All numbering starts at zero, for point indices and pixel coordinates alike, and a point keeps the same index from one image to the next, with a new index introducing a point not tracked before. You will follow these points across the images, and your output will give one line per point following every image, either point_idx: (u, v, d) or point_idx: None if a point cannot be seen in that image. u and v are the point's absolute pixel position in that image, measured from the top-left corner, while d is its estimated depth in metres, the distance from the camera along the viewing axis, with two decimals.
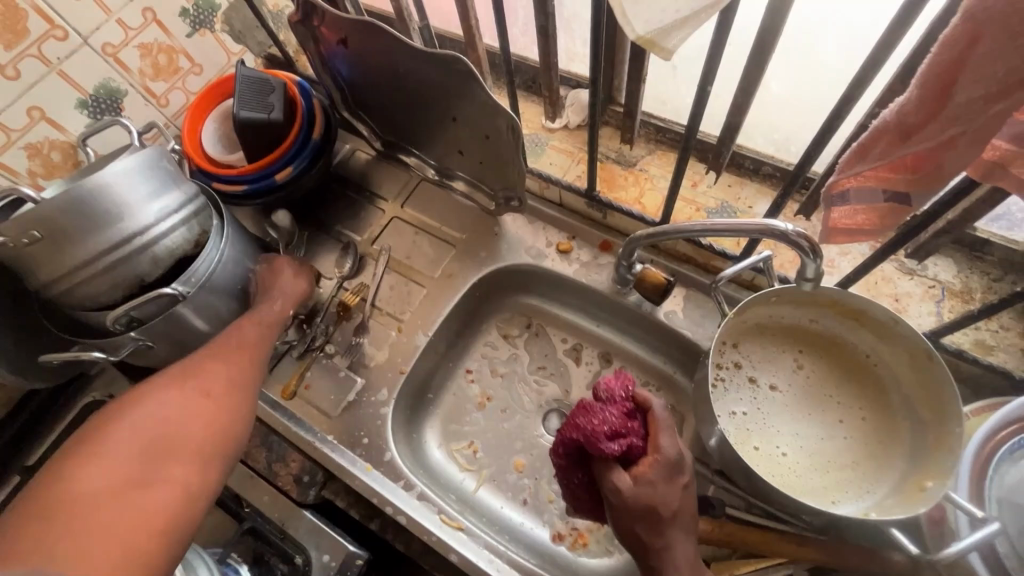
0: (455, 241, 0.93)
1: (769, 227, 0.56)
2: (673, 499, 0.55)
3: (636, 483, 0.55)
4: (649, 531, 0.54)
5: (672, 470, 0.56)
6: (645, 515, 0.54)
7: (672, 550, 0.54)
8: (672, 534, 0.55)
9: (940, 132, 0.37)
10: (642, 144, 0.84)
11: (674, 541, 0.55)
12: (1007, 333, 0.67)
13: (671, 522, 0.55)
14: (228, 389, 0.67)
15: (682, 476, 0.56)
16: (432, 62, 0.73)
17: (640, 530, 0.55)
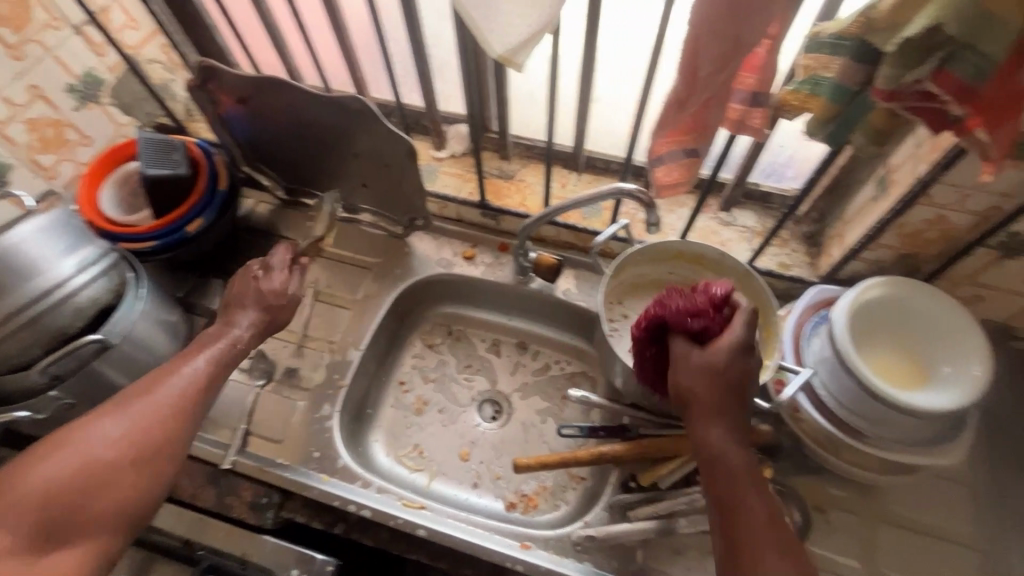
0: (370, 265, 1.03)
1: (617, 189, 0.76)
2: (737, 369, 0.59)
3: (707, 350, 0.61)
4: (705, 393, 0.59)
5: (741, 350, 0.60)
6: (709, 380, 0.59)
7: (722, 416, 0.58)
8: (731, 403, 0.59)
9: (699, 99, 0.58)
10: (517, 160, 1.03)
11: (727, 409, 0.59)
12: (798, 254, 0.92)
13: (733, 389, 0.59)
14: (155, 447, 0.62)
15: (751, 355, 0.60)
16: (331, 108, 0.86)
17: (694, 392, 0.60)
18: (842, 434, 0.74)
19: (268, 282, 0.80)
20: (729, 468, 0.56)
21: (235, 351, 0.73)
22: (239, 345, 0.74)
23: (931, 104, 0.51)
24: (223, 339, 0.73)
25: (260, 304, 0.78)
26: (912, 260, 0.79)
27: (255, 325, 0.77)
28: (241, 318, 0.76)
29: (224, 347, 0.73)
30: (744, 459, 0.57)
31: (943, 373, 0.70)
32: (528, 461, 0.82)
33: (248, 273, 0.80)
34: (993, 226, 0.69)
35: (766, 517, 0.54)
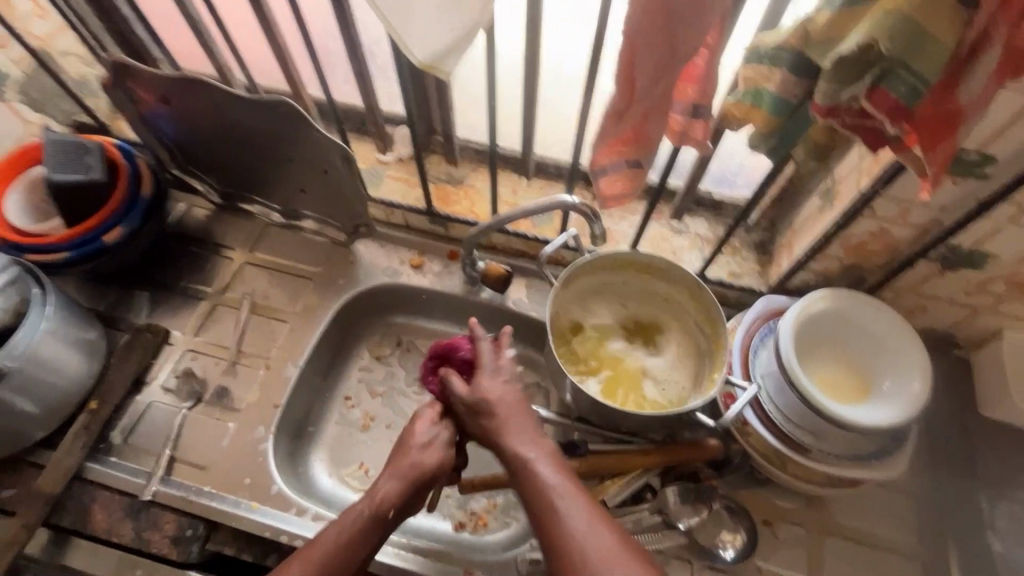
0: (312, 275, 0.97)
1: (561, 202, 0.73)
2: (497, 393, 0.64)
3: (469, 385, 0.65)
4: (481, 415, 0.63)
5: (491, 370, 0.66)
6: (480, 411, 0.63)
7: (507, 435, 0.61)
8: (515, 412, 0.63)
9: (638, 111, 0.55)
10: (466, 164, 0.98)
11: (508, 420, 0.62)
12: (749, 262, 0.91)
13: (496, 409, 0.63)
14: None
15: (504, 375, 0.66)
16: (261, 109, 0.80)
17: (479, 422, 0.64)
18: (790, 451, 0.72)
19: (426, 456, 0.65)
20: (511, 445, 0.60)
21: (375, 527, 0.60)
22: (379, 519, 0.60)
23: (867, 123, 0.49)
24: (365, 504, 0.61)
25: (401, 477, 0.63)
26: (857, 271, 0.78)
27: (393, 489, 0.62)
28: (377, 487, 0.62)
29: (358, 524, 0.59)
30: (519, 437, 0.61)
31: (884, 388, 0.69)
32: (472, 479, 0.79)
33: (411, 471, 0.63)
34: (933, 239, 0.68)
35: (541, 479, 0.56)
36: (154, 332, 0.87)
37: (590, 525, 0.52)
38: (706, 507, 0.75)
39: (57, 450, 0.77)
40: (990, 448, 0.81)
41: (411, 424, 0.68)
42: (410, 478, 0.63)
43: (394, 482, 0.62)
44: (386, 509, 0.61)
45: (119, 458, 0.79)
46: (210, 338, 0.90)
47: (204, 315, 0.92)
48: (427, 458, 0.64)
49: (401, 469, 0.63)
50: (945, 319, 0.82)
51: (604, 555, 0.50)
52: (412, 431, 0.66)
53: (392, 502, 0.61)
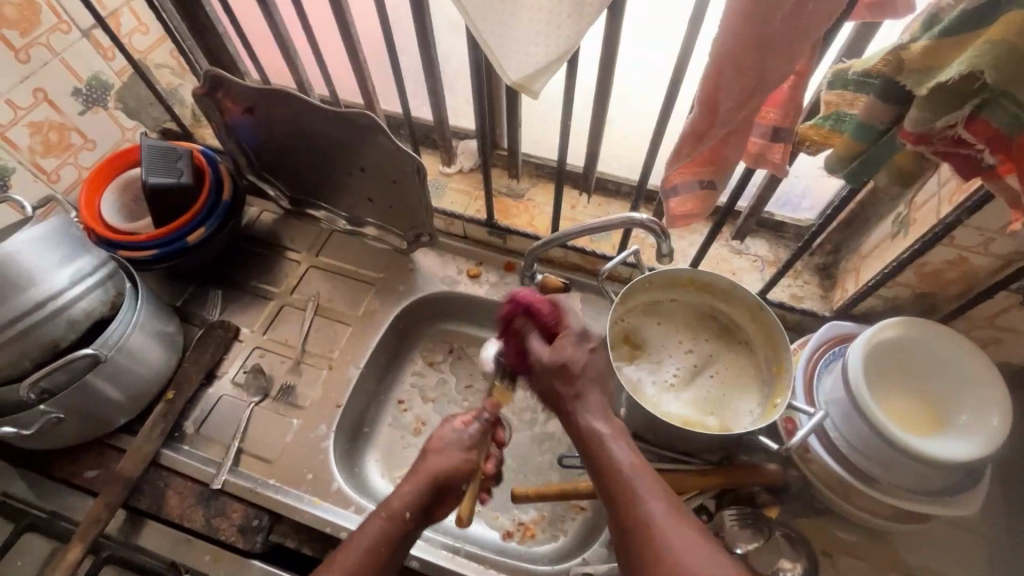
0: (373, 281, 1.01)
1: (629, 219, 0.73)
2: (581, 358, 0.66)
3: (551, 346, 0.68)
4: (566, 377, 0.66)
5: (579, 339, 0.68)
6: (565, 374, 0.66)
7: (584, 403, 0.65)
8: (593, 386, 0.66)
9: (719, 133, 0.56)
10: (526, 179, 1.01)
11: (586, 391, 0.65)
12: (810, 286, 0.89)
13: (578, 378, 0.66)
14: None
15: (590, 343, 0.68)
16: (339, 121, 0.84)
17: (561, 386, 0.66)
18: (853, 479, 0.71)
19: (446, 458, 0.67)
20: (598, 436, 0.62)
21: (395, 529, 0.63)
22: (398, 519, 0.63)
23: (962, 151, 0.49)
24: (382, 509, 0.64)
25: (419, 477, 0.66)
26: (930, 299, 0.77)
27: (410, 491, 0.64)
28: (395, 490, 0.65)
29: (378, 525, 0.63)
30: (606, 432, 0.62)
31: (959, 422, 0.67)
32: (527, 490, 0.80)
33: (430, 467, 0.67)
34: (1016, 270, 0.66)
35: (633, 481, 0.57)
36: (225, 329, 0.92)
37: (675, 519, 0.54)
38: (765, 535, 0.72)
39: (137, 435, 0.82)
40: None
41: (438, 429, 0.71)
42: (428, 478, 0.65)
43: (415, 485, 0.65)
44: (402, 511, 0.63)
45: (192, 446, 0.83)
46: (277, 337, 0.94)
47: (272, 314, 0.97)
48: (444, 462, 0.67)
49: (417, 477, 0.65)
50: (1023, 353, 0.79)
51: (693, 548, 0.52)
52: (434, 435, 0.70)
53: (409, 503, 0.64)
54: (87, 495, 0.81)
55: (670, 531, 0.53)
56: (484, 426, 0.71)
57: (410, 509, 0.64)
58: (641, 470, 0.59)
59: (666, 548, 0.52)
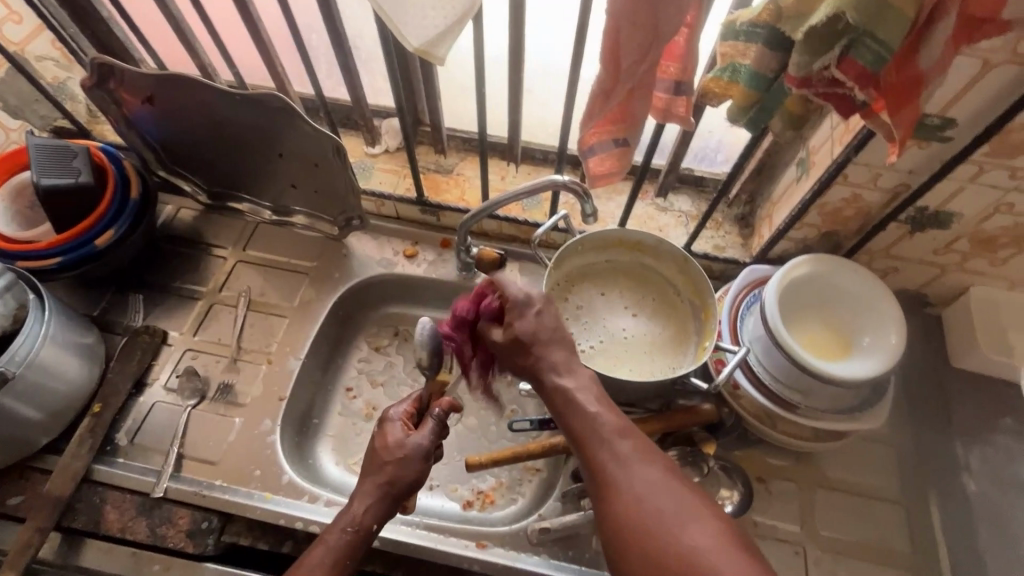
0: (307, 270, 0.98)
1: (551, 181, 0.74)
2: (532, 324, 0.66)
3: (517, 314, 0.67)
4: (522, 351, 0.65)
5: (523, 305, 0.66)
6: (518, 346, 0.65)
7: (546, 361, 0.64)
8: (551, 345, 0.65)
9: (624, 89, 0.58)
10: (454, 153, 1.00)
11: (551, 348, 0.65)
12: (732, 235, 0.94)
13: (544, 341, 0.65)
14: None
15: (534, 306, 0.66)
16: (248, 106, 0.81)
17: (520, 359, 0.66)
18: (778, 408, 0.77)
19: (403, 473, 0.66)
20: (575, 396, 0.62)
21: (361, 540, 0.64)
22: (364, 532, 0.64)
23: (838, 90, 0.53)
24: (349, 524, 0.64)
25: (377, 489, 0.65)
26: (834, 237, 0.83)
27: (373, 506, 0.65)
28: (355, 505, 0.65)
29: (344, 539, 0.63)
30: (582, 392, 0.62)
31: (864, 344, 0.74)
32: (482, 458, 0.81)
33: (377, 454, 0.67)
34: (902, 202, 0.73)
35: (594, 428, 0.59)
36: (152, 334, 0.88)
37: (626, 455, 0.58)
38: (704, 471, 0.78)
39: (63, 453, 0.78)
40: (966, 399, 0.86)
41: (383, 436, 0.68)
42: (388, 493, 0.66)
43: (372, 497, 0.65)
44: (370, 525, 0.64)
45: (127, 458, 0.79)
46: (210, 337, 0.91)
47: (201, 314, 0.93)
48: (398, 470, 0.66)
49: (373, 490, 0.65)
50: (916, 279, 0.87)
51: (643, 482, 0.56)
52: (388, 443, 0.67)
53: (375, 516, 0.65)
54: (15, 522, 0.76)
55: (648, 489, 0.55)
56: (435, 427, 0.68)
57: (374, 523, 0.65)
58: (613, 429, 0.59)
59: (618, 480, 0.56)
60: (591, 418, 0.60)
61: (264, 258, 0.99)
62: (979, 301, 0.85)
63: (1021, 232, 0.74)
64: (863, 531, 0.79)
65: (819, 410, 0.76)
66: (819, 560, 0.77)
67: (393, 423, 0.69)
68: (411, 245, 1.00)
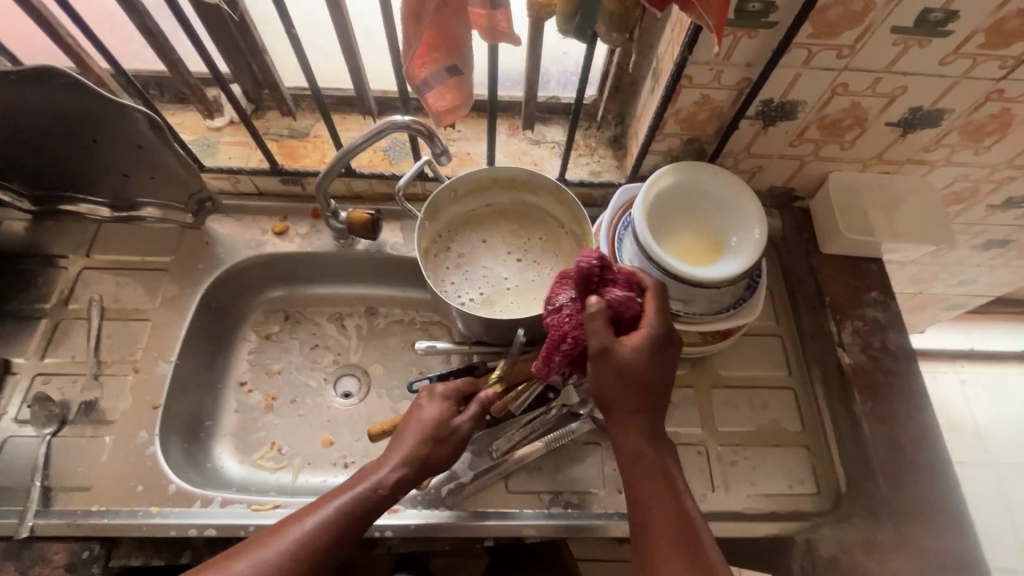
0: (165, 265, 0.89)
1: (390, 122, 0.71)
2: (654, 362, 0.60)
3: (634, 342, 0.59)
4: (625, 382, 0.59)
5: (659, 342, 0.60)
6: (625, 374, 0.59)
7: (633, 419, 0.61)
8: (642, 401, 0.60)
9: (432, 3, 0.54)
10: (307, 115, 0.92)
11: (647, 412, 0.61)
12: (607, 159, 0.93)
13: (644, 391, 0.60)
14: None
15: (670, 351, 0.61)
16: (30, 86, 0.70)
17: (611, 384, 0.59)
18: (662, 319, 0.78)
19: (441, 451, 0.67)
20: (654, 476, 0.60)
21: (381, 506, 0.63)
22: (382, 498, 0.63)
23: None
24: (376, 487, 0.63)
25: (408, 460, 0.65)
26: (697, 143, 0.83)
27: (406, 476, 0.65)
28: (384, 470, 0.64)
29: (369, 500, 0.62)
30: (662, 475, 0.60)
31: (733, 243, 0.75)
32: (384, 425, 0.78)
33: (427, 418, 0.68)
34: (748, 96, 0.73)
35: (658, 524, 0.58)
36: None
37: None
38: None
39: None
40: (838, 280, 0.90)
41: (425, 413, 0.69)
42: (424, 467, 0.66)
43: (407, 463, 0.65)
44: (389, 491, 0.64)
45: None
46: (62, 356, 0.81)
47: (47, 334, 0.83)
48: (439, 448, 0.67)
49: (412, 460, 0.65)
50: (782, 174, 0.89)
51: None
52: (433, 417, 0.68)
53: (400, 483, 0.64)
54: None
55: None
56: (483, 412, 0.70)
57: (397, 494, 0.64)
58: (684, 545, 0.57)
59: None
60: (662, 514, 0.58)
61: (113, 260, 0.89)
62: (838, 186, 0.88)
63: (859, 112, 0.76)
64: (760, 421, 0.84)
65: (700, 314, 0.77)
66: (722, 454, 0.81)
67: (439, 394, 0.71)
68: (281, 220, 0.93)
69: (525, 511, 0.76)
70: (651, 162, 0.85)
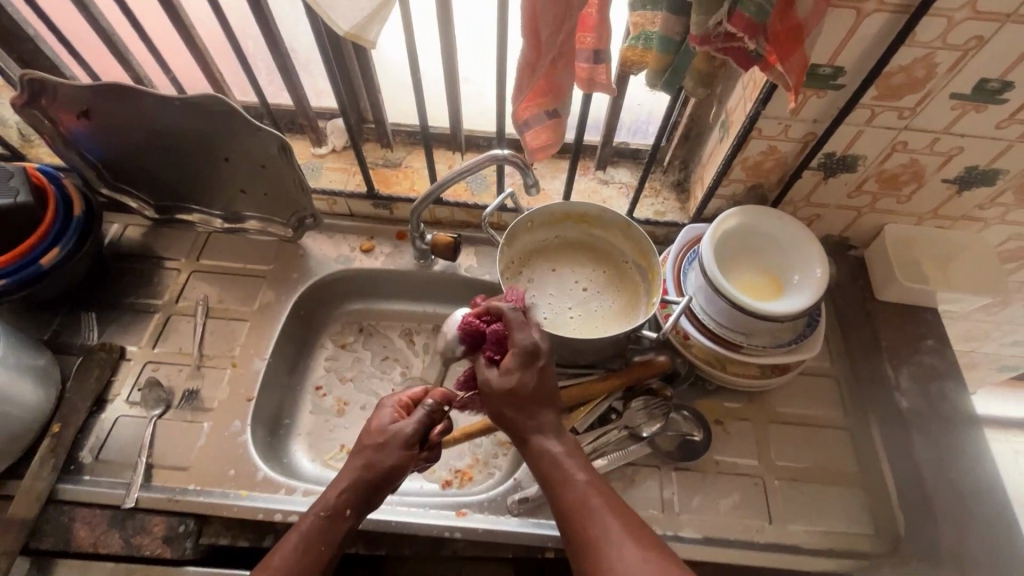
0: (263, 273, 0.98)
1: (493, 156, 0.80)
2: (534, 372, 0.68)
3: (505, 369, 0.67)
4: (517, 391, 0.67)
5: (528, 358, 0.67)
6: (514, 389, 0.67)
7: (535, 424, 0.67)
8: (537, 413, 0.68)
9: (546, 61, 0.62)
10: (401, 147, 1.03)
11: (542, 414, 0.68)
12: (671, 201, 1.00)
13: (532, 397, 0.68)
14: None
15: (540, 362, 0.68)
16: (187, 110, 0.81)
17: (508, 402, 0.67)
18: (727, 350, 0.82)
19: (382, 457, 0.67)
20: (565, 465, 0.65)
21: (335, 526, 0.65)
22: (338, 515, 0.65)
23: (734, 45, 0.58)
24: (319, 507, 0.66)
25: (350, 474, 0.67)
26: (760, 190, 0.89)
27: (344, 491, 0.66)
28: (327, 490, 0.67)
29: (317, 525, 0.64)
30: (572, 462, 0.65)
31: (795, 281, 0.80)
32: (454, 435, 0.83)
33: (361, 431, 0.70)
34: (812, 149, 0.80)
35: (575, 497, 0.63)
36: (108, 350, 0.87)
37: (615, 532, 0.59)
38: (664, 417, 0.84)
39: (24, 477, 0.76)
40: (891, 327, 0.94)
41: (371, 422, 0.71)
42: (363, 478, 0.66)
43: (344, 480, 0.67)
44: (341, 507, 0.65)
45: (92, 475, 0.78)
46: (170, 347, 0.90)
47: (158, 326, 0.92)
48: (379, 455, 0.67)
49: (346, 477, 0.66)
50: (838, 223, 0.95)
51: (630, 558, 0.57)
52: (372, 428, 0.69)
53: (348, 500, 0.66)
54: None
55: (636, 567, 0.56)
56: (421, 417, 0.69)
57: (348, 506, 0.66)
58: (602, 504, 0.62)
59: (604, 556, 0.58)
60: (576, 489, 0.63)
61: (219, 265, 0.99)
62: (893, 238, 0.93)
63: (917, 169, 0.82)
64: (815, 458, 0.86)
65: (764, 347, 0.81)
66: (779, 488, 0.83)
67: (383, 409, 0.71)
68: (368, 239, 1.02)
69: None
70: (713, 205, 0.92)
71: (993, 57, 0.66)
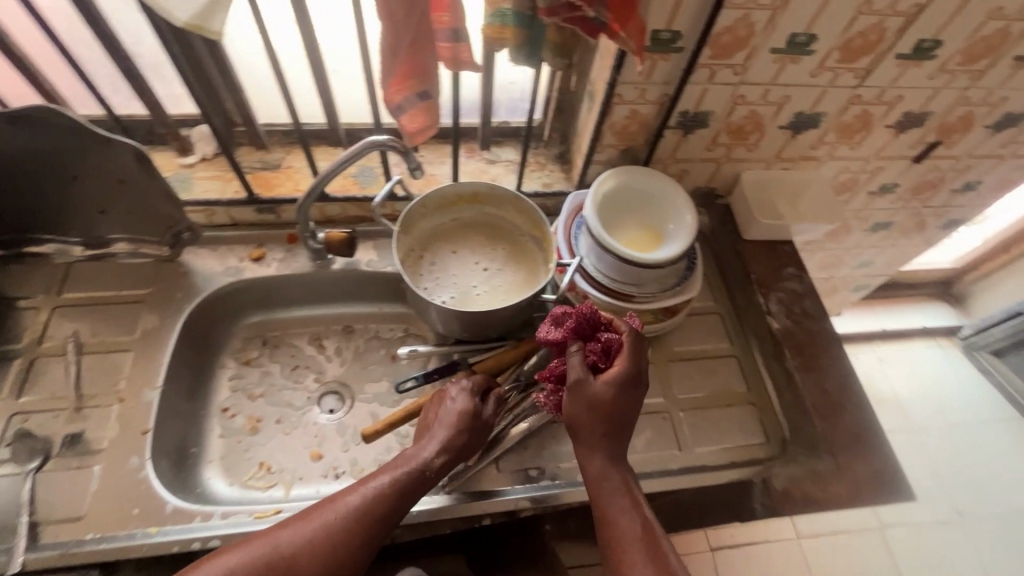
0: (140, 297, 0.90)
1: (372, 142, 0.80)
2: (625, 397, 0.70)
3: (609, 379, 0.69)
4: (604, 408, 0.69)
5: (629, 382, 0.70)
6: (603, 405, 0.69)
7: (598, 455, 0.70)
8: (609, 439, 0.70)
9: (404, 40, 0.64)
10: (279, 147, 0.99)
11: (616, 445, 0.71)
12: (556, 173, 1.05)
13: (613, 421, 0.70)
14: None
15: (637, 387, 0.71)
16: (16, 129, 0.74)
17: (586, 418, 0.69)
18: (621, 302, 0.89)
19: (466, 436, 0.73)
20: (614, 500, 0.68)
21: (418, 486, 0.69)
22: (425, 477, 0.70)
23: (577, 14, 0.63)
24: (419, 466, 0.70)
25: (444, 443, 0.72)
26: (632, 151, 0.97)
27: (442, 455, 0.71)
28: (427, 451, 0.71)
29: (409, 479, 0.68)
30: (621, 498, 0.68)
31: (671, 230, 0.88)
32: (374, 426, 0.83)
33: (456, 403, 0.76)
34: (667, 108, 0.88)
35: (621, 529, 0.66)
36: None
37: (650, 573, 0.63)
38: None
39: None
40: (761, 260, 1.05)
41: (458, 398, 0.76)
42: (455, 450, 0.72)
43: (443, 450, 0.71)
44: (430, 473, 0.70)
45: None
46: (41, 394, 0.81)
47: (21, 374, 0.83)
48: (467, 429, 0.74)
49: (449, 442, 0.72)
50: (703, 175, 1.05)
51: None
52: (462, 408, 0.75)
53: (438, 468, 0.71)
54: None
55: None
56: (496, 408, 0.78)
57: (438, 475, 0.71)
58: (645, 545, 0.65)
59: None
60: (627, 525, 0.67)
61: (85, 296, 0.89)
62: (749, 182, 1.05)
63: (757, 118, 0.93)
64: (712, 386, 0.95)
65: (652, 293, 0.89)
66: (685, 417, 0.92)
67: (463, 391, 0.78)
68: (258, 247, 0.97)
69: (517, 487, 0.81)
70: (593, 170, 0.98)
71: (794, 12, 0.76)
